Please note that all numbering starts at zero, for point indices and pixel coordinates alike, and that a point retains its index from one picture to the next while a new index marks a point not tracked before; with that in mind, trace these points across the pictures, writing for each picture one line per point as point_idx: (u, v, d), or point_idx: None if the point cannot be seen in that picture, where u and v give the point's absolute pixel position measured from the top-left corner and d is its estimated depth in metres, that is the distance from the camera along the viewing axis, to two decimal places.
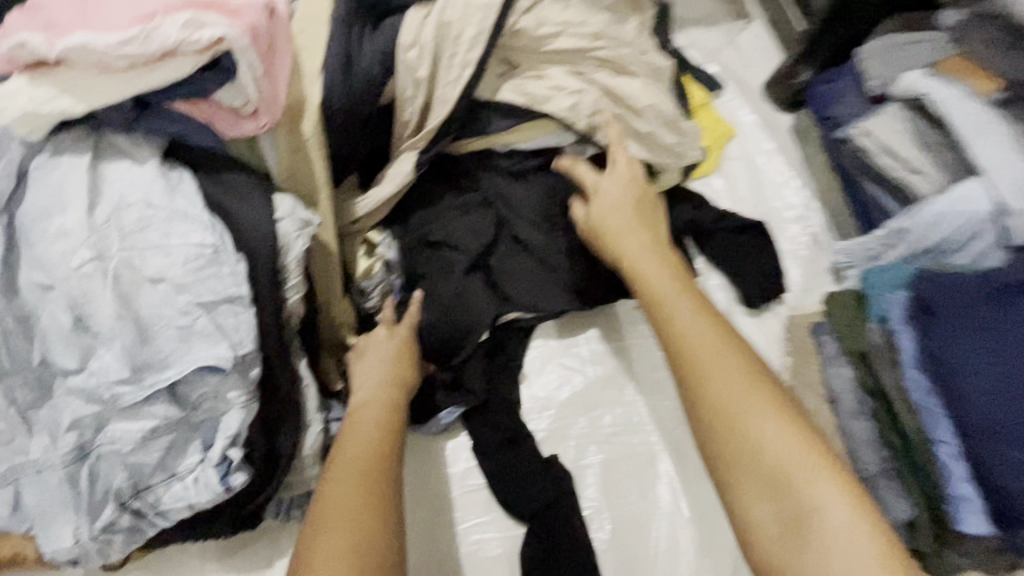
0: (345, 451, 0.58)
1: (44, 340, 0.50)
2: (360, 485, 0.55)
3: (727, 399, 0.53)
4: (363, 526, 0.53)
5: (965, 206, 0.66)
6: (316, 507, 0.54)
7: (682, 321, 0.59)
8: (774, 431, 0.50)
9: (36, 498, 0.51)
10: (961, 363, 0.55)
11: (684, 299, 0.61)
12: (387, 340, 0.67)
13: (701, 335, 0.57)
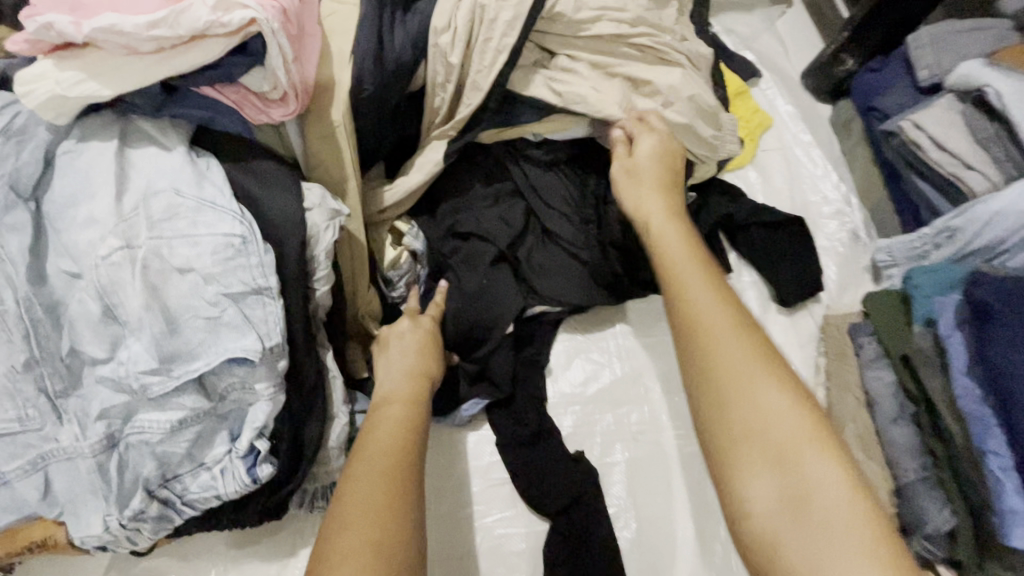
0: (367, 449, 0.55)
1: (73, 329, 0.49)
2: (385, 484, 0.51)
3: (732, 371, 0.45)
4: (387, 526, 0.49)
5: (1022, 206, 0.63)
6: (333, 509, 0.50)
7: (688, 284, 0.51)
8: (777, 403, 0.43)
9: (67, 486, 0.51)
10: (1016, 370, 0.52)
11: (692, 263, 0.54)
12: (410, 333, 0.66)
13: (706, 296, 0.50)
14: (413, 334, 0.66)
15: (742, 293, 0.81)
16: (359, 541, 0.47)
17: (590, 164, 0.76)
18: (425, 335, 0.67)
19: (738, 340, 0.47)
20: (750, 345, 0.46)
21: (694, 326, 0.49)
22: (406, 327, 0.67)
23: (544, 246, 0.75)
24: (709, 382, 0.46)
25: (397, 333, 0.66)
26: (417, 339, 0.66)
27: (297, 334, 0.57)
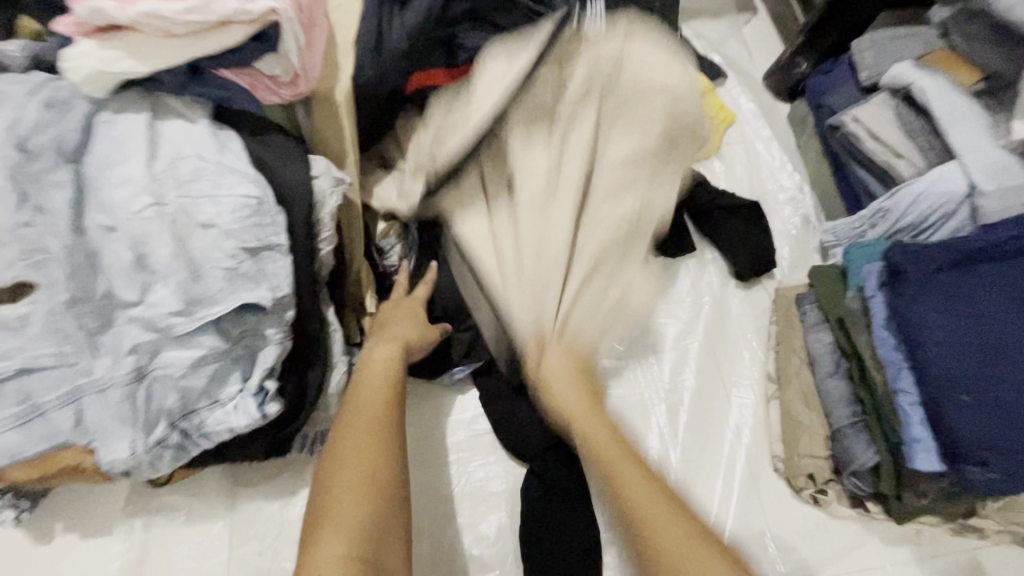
0: (355, 412, 0.60)
1: (109, 274, 0.56)
2: (377, 439, 0.58)
3: (671, 550, 0.50)
4: (376, 478, 0.55)
5: (940, 188, 0.72)
6: (326, 463, 0.56)
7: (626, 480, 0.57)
8: None
9: (98, 415, 0.58)
10: (923, 320, 0.59)
11: (626, 462, 0.59)
12: (403, 306, 0.73)
13: (635, 479, 0.56)
14: (405, 306, 0.73)
15: (705, 270, 0.90)
16: (350, 491, 0.53)
17: None
18: (415, 310, 0.73)
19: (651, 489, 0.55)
20: (687, 529, 0.51)
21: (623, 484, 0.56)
22: (396, 302, 0.74)
23: None
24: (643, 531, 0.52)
25: (389, 306, 0.73)
26: (408, 313, 0.72)
27: (303, 289, 0.64)
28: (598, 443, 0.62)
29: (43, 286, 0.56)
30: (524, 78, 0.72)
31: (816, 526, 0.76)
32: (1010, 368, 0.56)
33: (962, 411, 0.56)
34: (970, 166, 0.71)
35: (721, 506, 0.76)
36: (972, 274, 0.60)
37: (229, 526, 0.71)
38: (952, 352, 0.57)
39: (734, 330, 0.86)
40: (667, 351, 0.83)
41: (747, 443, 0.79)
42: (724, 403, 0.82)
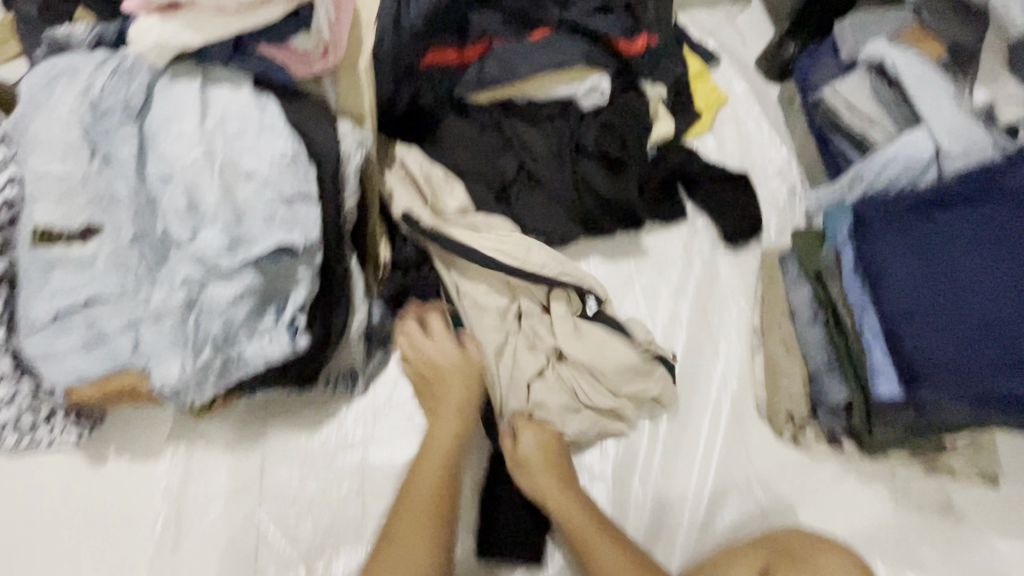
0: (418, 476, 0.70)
1: (165, 216, 0.65)
2: (429, 520, 0.67)
3: None
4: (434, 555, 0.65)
5: (911, 150, 0.78)
6: (387, 533, 0.66)
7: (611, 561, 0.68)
8: None
9: (153, 341, 0.67)
10: (885, 261, 0.66)
11: (607, 538, 0.69)
12: (442, 344, 0.78)
13: (618, 568, 0.67)
14: (444, 350, 0.78)
15: (697, 235, 0.97)
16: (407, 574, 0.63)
17: (568, 120, 0.90)
18: (456, 355, 0.78)
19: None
20: None
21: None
22: (433, 344, 0.78)
23: (530, 189, 0.88)
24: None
25: (430, 349, 0.78)
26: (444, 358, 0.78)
27: (330, 236, 0.72)
28: (574, 527, 0.71)
29: (109, 226, 0.66)
30: (540, 68, 0.86)
31: (797, 465, 0.82)
32: (966, 301, 0.61)
33: (917, 337, 0.62)
34: (936, 130, 0.77)
35: (707, 445, 0.83)
36: (931, 217, 0.66)
37: (260, 456, 0.79)
38: (909, 286, 0.64)
39: (723, 291, 0.92)
40: (660, 306, 0.91)
41: (733, 391, 0.86)
42: (711, 356, 0.88)
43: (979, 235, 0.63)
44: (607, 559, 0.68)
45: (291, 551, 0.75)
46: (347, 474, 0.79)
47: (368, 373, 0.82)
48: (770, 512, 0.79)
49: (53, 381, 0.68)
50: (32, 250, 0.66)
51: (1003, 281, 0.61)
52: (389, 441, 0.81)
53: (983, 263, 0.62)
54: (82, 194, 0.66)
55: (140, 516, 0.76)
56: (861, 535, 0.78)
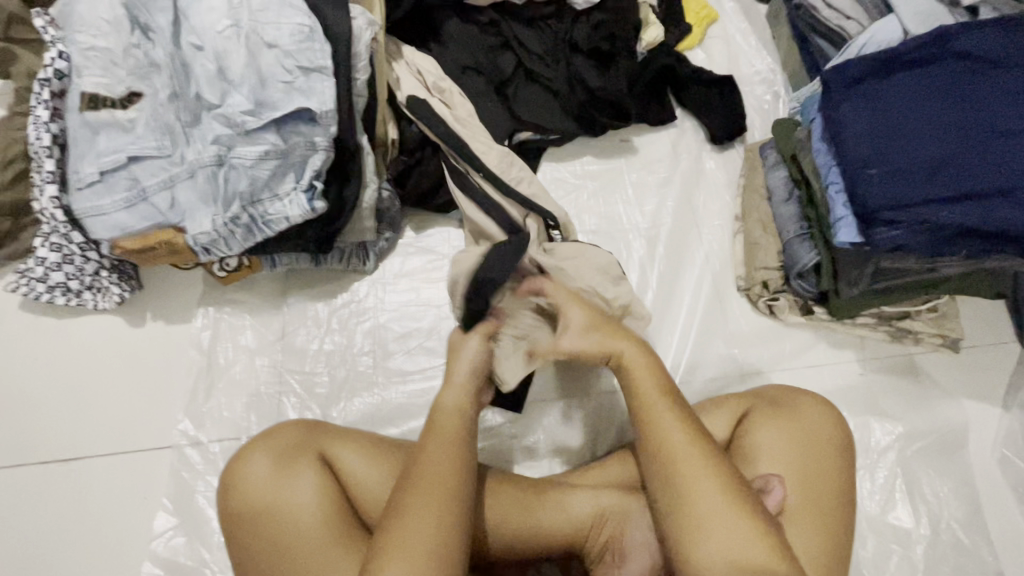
0: (439, 424, 0.61)
1: (198, 81, 0.74)
2: (457, 457, 0.58)
3: (699, 501, 0.54)
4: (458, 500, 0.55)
5: (881, 35, 0.83)
6: (412, 471, 0.57)
7: (663, 422, 0.59)
8: (737, 535, 0.52)
9: (188, 195, 0.75)
10: (847, 118, 0.72)
11: (665, 402, 0.60)
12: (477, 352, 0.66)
13: (678, 436, 0.58)
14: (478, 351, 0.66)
15: (685, 136, 1.02)
16: (428, 518, 0.53)
17: (562, 22, 0.97)
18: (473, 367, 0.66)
19: (708, 475, 0.55)
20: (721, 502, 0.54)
21: (676, 472, 0.56)
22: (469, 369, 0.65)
23: (528, 85, 0.96)
24: (668, 478, 0.56)
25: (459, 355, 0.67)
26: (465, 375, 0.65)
27: (344, 110, 0.79)
28: (644, 392, 0.62)
29: (148, 93, 0.74)
30: None
31: (772, 333, 0.89)
32: (913, 143, 0.68)
33: (873, 181, 0.69)
34: (905, 15, 0.82)
35: (690, 316, 0.90)
36: (893, 77, 0.72)
37: (281, 319, 0.88)
38: (867, 137, 0.70)
39: (708, 185, 0.99)
40: (649, 197, 0.97)
41: (714, 270, 0.93)
42: (695, 240, 0.95)
43: (929, 89, 0.70)
44: (673, 432, 0.58)
45: (311, 395, 0.84)
46: (360, 334, 0.88)
47: (378, 250, 0.91)
48: (746, 373, 0.87)
49: (99, 233, 0.75)
50: (83, 113, 0.74)
51: (948, 127, 0.68)
52: (399, 307, 0.90)
53: (931, 112, 0.69)
54: (125, 65, 0.74)
55: (174, 367, 0.85)
56: (830, 391, 0.85)
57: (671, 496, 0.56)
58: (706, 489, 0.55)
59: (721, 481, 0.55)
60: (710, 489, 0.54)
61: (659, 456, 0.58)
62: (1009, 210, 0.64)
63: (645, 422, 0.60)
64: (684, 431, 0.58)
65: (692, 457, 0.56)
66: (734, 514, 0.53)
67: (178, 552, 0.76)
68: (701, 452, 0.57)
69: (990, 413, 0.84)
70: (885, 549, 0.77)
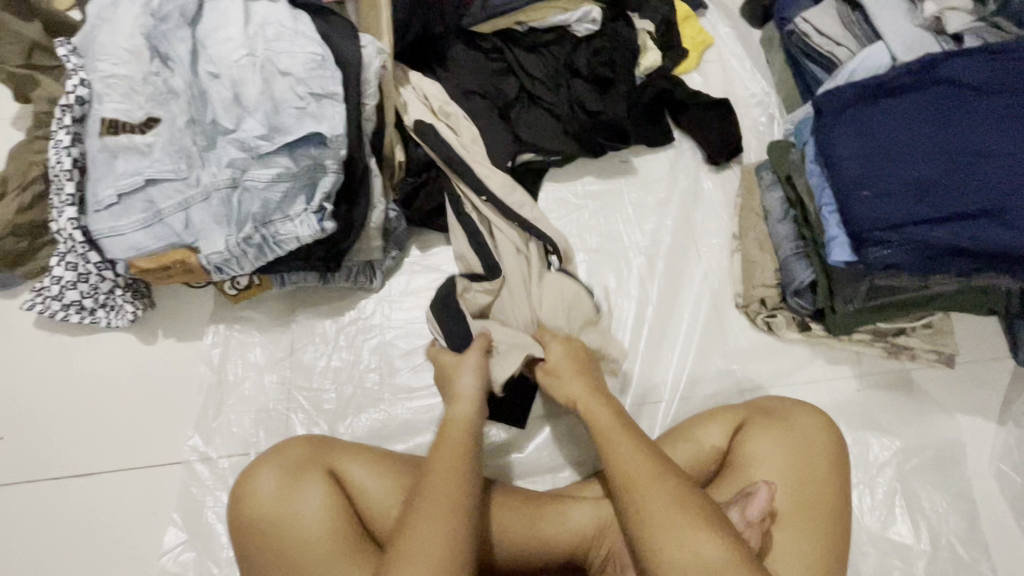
0: (445, 444, 0.63)
1: (215, 107, 0.77)
2: (464, 462, 0.61)
3: (664, 524, 0.55)
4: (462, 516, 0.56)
5: (870, 61, 0.86)
6: (422, 476, 0.60)
7: (624, 453, 0.61)
8: (709, 553, 0.53)
9: (203, 216, 0.77)
10: (838, 142, 0.75)
11: (624, 436, 0.63)
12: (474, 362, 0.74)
13: (637, 465, 0.59)
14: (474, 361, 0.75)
15: (683, 157, 1.05)
16: (432, 533, 0.54)
17: (563, 47, 1.01)
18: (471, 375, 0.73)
19: (670, 498, 0.56)
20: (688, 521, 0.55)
21: (630, 490, 0.58)
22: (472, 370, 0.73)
23: (531, 108, 0.99)
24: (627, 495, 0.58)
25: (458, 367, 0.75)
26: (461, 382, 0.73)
27: (354, 134, 0.82)
28: (600, 426, 0.66)
29: (166, 119, 0.77)
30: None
31: (771, 349, 0.90)
32: (901, 166, 0.71)
33: (863, 202, 0.71)
34: (893, 43, 0.86)
35: (690, 332, 0.92)
36: (879, 103, 0.75)
37: (290, 336, 0.90)
38: (858, 160, 0.73)
39: (706, 205, 1.01)
40: (649, 216, 1.00)
41: (713, 287, 0.95)
42: (694, 258, 0.97)
43: (916, 114, 0.73)
44: (629, 452, 0.61)
45: (319, 411, 0.86)
46: (367, 351, 0.90)
47: (384, 268, 0.93)
48: (745, 388, 0.88)
49: (115, 253, 0.78)
50: (102, 138, 0.77)
51: (929, 150, 0.71)
52: (405, 324, 0.92)
53: (914, 137, 0.72)
54: (143, 92, 0.77)
55: (184, 383, 0.87)
56: (827, 406, 0.86)
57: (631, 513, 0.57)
58: (660, 500, 0.56)
59: (677, 492, 0.57)
60: (662, 499, 0.56)
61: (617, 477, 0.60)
62: (993, 229, 0.67)
63: (604, 454, 0.63)
64: (639, 451, 0.61)
65: (647, 474, 0.59)
66: (687, 519, 0.55)
67: (187, 568, 0.77)
68: (653, 467, 0.59)
69: (986, 428, 0.85)
70: (886, 563, 0.78)
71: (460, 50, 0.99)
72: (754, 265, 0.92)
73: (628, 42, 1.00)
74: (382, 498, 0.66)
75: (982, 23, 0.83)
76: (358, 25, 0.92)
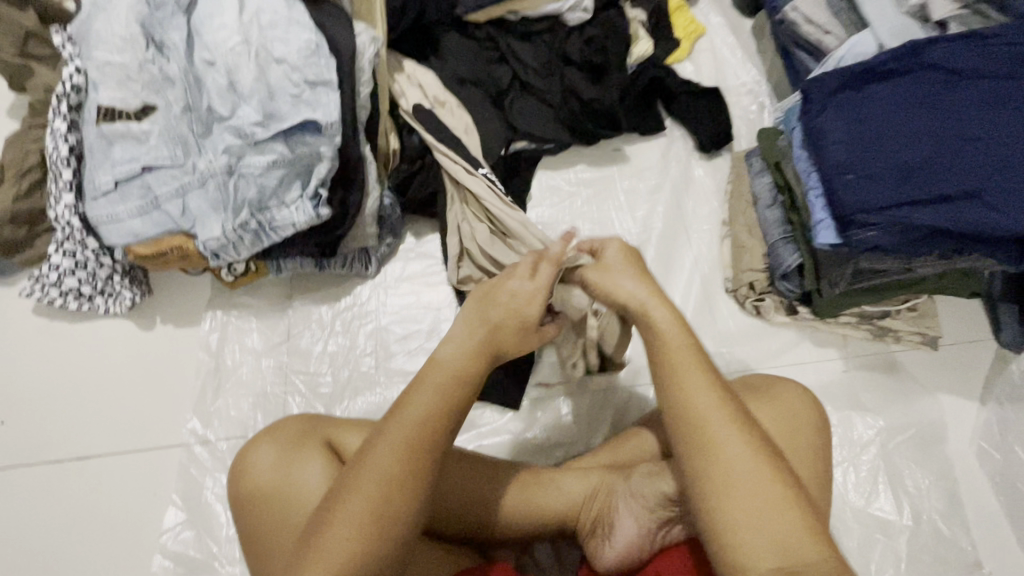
0: (432, 369, 0.53)
1: (210, 95, 0.77)
2: (443, 408, 0.51)
3: (742, 483, 0.49)
4: (422, 463, 0.49)
5: (858, 49, 0.88)
6: (389, 417, 0.51)
7: (698, 395, 0.53)
8: (787, 519, 0.48)
9: (199, 202, 0.78)
10: (823, 127, 0.77)
11: (701, 376, 0.54)
12: (520, 288, 0.58)
13: (716, 413, 0.52)
14: (526, 288, 0.58)
15: (674, 145, 1.06)
16: (380, 477, 0.48)
17: (556, 36, 1.02)
18: (510, 309, 0.57)
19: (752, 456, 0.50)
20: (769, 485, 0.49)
21: (700, 441, 0.52)
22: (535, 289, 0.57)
23: (523, 97, 1.00)
24: (690, 442, 0.52)
25: (509, 287, 0.57)
26: (500, 316, 0.56)
27: (347, 121, 0.83)
28: (672, 356, 0.56)
29: (161, 106, 0.78)
30: None
31: (759, 331, 0.92)
32: (887, 150, 0.72)
33: (848, 185, 0.73)
34: (880, 30, 0.87)
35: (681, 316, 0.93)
36: (864, 89, 0.77)
37: (286, 321, 0.91)
38: (842, 144, 0.75)
39: (697, 191, 1.03)
40: (641, 203, 1.01)
41: (703, 272, 0.96)
42: (684, 243, 0.98)
43: (902, 99, 0.74)
44: (704, 403, 0.53)
45: (316, 395, 0.87)
46: (363, 336, 0.91)
47: (379, 255, 0.94)
48: (734, 369, 0.90)
49: (114, 240, 0.79)
50: (98, 125, 0.78)
51: (914, 134, 0.72)
52: (401, 309, 0.93)
53: (903, 119, 0.73)
54: (139, 79, 0.78)
55: (183, 367, 0.88)
56: (814, 387, 0.88)
57: (693, 465, 0.51)
58: (734, 463, 0.50)
59: (752, 454, 0.50)
60: (729, 458, 0.50)
61: (681, 424, 0.53)
62: (975, 211, 0.68)
63: (676, 391, 0.54)
64: (711, 399, 0.53)
65: (719, 428, 0.52)
66: (765, 488, 0.49)
67: (188, 546, 0.79)
68: (730, 423, 0.52)
69: (968, 408, 0.87)
70: (869, 538, 0.80)
71: (454, 39, 1.00)
72: (743, 249, 0.93)
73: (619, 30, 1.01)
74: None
75: (964, 11, 0.84)
76: (351, 13, 0.93)
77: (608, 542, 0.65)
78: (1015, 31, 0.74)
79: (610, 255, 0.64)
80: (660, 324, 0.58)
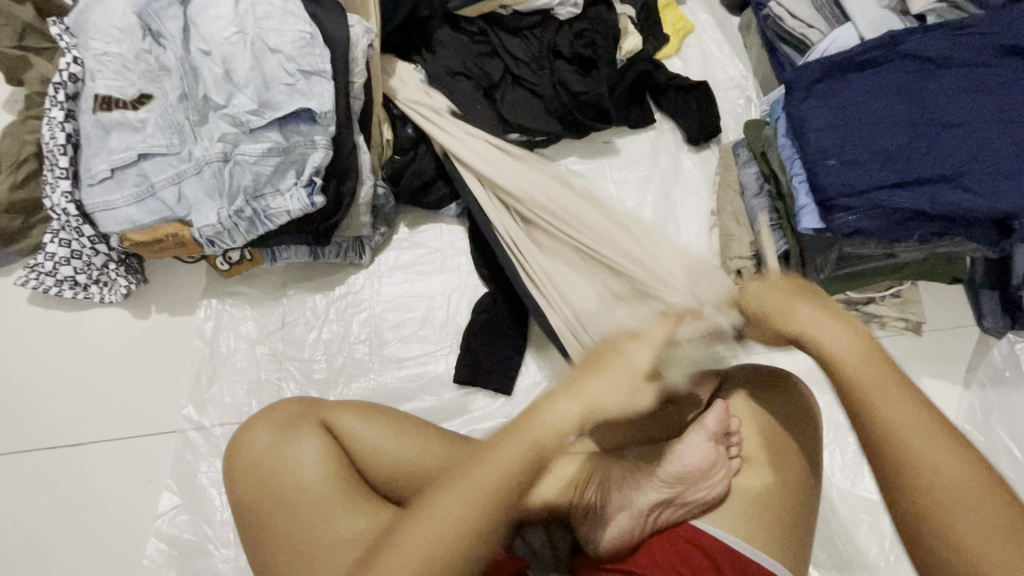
0: (537, 415, 0.59)
1: (206, 83, 0.79)
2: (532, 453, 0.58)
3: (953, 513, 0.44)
4: (495, 513, 0.56)
5: (840, 41, 0.90)
6: (483, 453, 0.59)
7: (896, 419, 0.48)
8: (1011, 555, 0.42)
9: (196, 190, 0.79)
10: (806, 114, 0.79)
11: (899, 396, 0.48)
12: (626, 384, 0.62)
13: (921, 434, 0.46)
14: (643, 352, 0.65)
15: (664, 138, 1.08)
16: (453, 513, 0.55)
17: (547, 30, 1.03)
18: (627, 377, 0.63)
19: (966, 481, 0.44)
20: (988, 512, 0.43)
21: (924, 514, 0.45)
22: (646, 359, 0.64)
23: (515, 89, 1.02)
24: (894, 476, 0.46)
25: (625, 353, 0.64)
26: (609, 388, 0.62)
27: (342, 111, 0.84)
28: (858, 380, 0.50)
29: (158, 95, 0.79)
30: None
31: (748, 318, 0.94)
32: (868, 135, 0.75)
33: (829, 171, 0.75)
34: (861, 23, 0.90)
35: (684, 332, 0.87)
36: (844, 78, 0.79)
37: (282, 309, 0.92)
38: (825, 131, 0.77)
39: (686, 182, 1.05)
40: (632, 193, 1.03)
41: None
42: (674, 233, 1.00)
43: (882, 87, 0.77)
44: (930, 473, 0.45)
45: (310, 381, 0.88)
46: (357, 323, 0.92)
47: (373, 244, 0.95)
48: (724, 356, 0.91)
49: (109, 227, 0.79)
50: (95, 114, 0.78)
51: (893, 120, 0.74)
52: (395, 298, 0.94)
53: (882, 106, 0.75)
54: (136, 69, 0.79)
55: (179, 355, 0.89)
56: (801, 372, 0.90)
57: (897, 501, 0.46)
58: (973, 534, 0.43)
59: (971, 484, 0.44)
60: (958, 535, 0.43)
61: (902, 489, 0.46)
62: (951, 193, 0.70)
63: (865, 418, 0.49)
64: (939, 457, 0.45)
65: (950, 496, 0.44)
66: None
67: (183, 529, 0.79)
68: (942, 450, 0.46)
69: (951, 391, 0.89)
70: (854, 517, 0.82)
71: (446, 33, 1.02)
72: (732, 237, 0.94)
73: (609, 25, 1.03)
74: (378, 442, 0.69)
75: (942, 4, 0.86)
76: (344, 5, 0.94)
77: (600, 527, 0.66)
78: (989, 21, 0.76)
79: (758, 290, 0.60)
80: (842, 345, 0.53)
